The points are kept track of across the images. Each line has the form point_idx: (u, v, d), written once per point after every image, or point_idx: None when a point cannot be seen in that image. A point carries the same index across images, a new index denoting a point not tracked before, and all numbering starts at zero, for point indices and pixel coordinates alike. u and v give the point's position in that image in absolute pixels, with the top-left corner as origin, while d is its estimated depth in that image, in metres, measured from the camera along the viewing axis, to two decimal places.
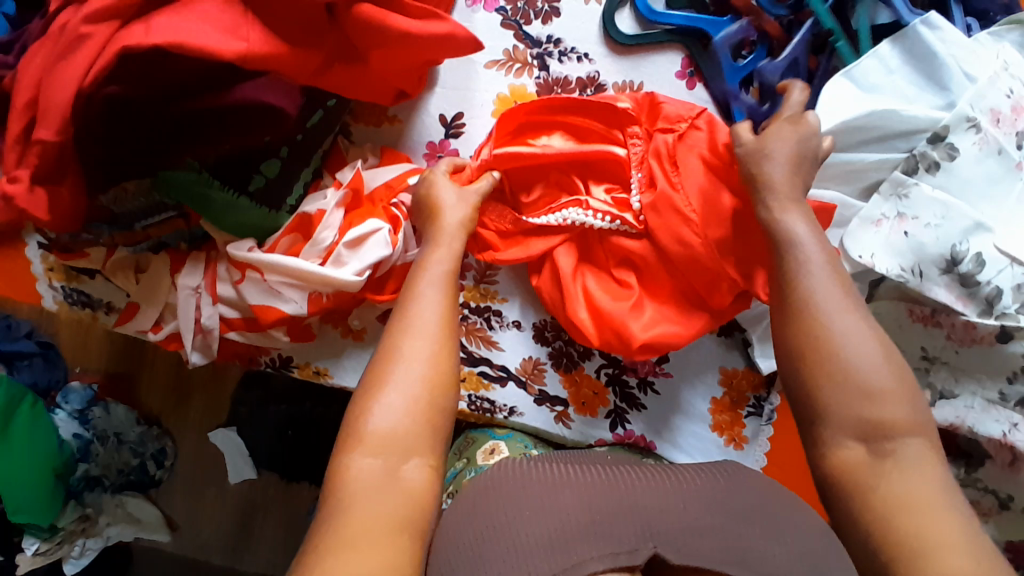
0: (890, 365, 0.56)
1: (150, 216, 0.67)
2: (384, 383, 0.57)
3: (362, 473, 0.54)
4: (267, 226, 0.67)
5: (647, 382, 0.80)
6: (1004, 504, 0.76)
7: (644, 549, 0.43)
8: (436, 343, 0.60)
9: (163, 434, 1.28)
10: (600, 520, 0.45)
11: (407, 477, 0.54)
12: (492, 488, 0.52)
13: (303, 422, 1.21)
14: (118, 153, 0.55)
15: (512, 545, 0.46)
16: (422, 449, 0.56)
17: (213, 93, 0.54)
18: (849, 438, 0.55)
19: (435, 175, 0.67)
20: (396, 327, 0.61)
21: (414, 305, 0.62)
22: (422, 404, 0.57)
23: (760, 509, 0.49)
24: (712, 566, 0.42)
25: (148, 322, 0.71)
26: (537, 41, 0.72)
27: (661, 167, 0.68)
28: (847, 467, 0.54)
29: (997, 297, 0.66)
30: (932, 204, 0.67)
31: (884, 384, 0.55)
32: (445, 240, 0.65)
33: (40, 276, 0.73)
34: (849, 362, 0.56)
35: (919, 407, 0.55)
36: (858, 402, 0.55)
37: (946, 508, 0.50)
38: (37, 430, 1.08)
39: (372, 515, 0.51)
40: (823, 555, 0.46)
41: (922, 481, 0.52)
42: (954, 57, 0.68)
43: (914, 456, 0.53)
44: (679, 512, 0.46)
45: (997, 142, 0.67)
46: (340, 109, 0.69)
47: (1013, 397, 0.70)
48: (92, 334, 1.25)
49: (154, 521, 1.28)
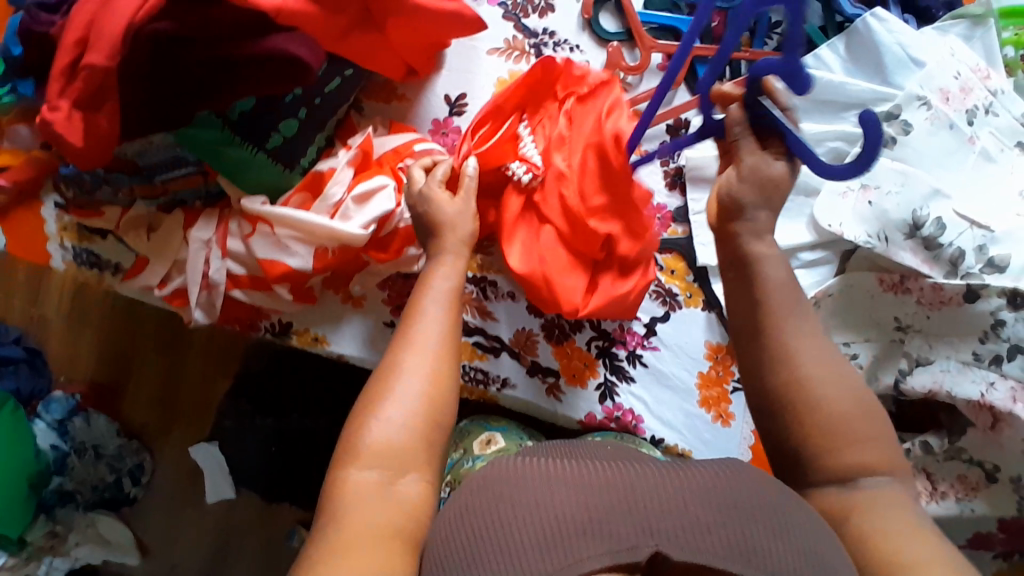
0: (855, 397, 0.58)
1: (169, 170, 0.70)
2: (382, 397, 0.55)
3: (357, 486, 0.52)
4: (282, 186, 0.72)
5: (635, 355, 0.82)
6: (991, 477, 0.77)
7: (645, 547, 0.39)
8: (437, 362, 0.58)
9: (144, 449, 1.18)
10: (597, 515, 0.40)
11: (403, 490, 0.52)
12: (480, 486, 0.46)
13: (291, 437, 1.09)
14: (162, 92, 0.60)
15: (499, 545, 0.41)
16: (419, 462, 0.54)
17: (246, 42, 0.59)
18: (824, 479, 0.56)
19: (433, 192, 0.67)
20: (404, 336, 0.59)
21: (416, 322, 0.60)
22: (419, 421, 0.55)
23: (770, 503, 0.44)
24: (716, 564, 0.39)
25: (154, 278, 0.74)
26: (533, 33, 0.80)
27: (568, 132, 0.74)
28: (827, 505, 0.56)
29: (960, 258, 0.72)
30: (892, 174, 0.74)
31: (847, 418, 0.57)
32: (448, 259, 0.65)
33: (52, 236, 0.75)
34: (819, 398, 0.57)
35: (887, 444, 0.58)
36: (841, 441, 0.56)
37: (918, 535, 0.53)
38: (19, 434, 1.01)
39: (365, 528, 0.49)
40: (834, 559, 0.43)
41: (894, 512, 0.54)
42: (900, 43, 0.78)
43: (884, 491, 0.55)
44: (682, 506, 0.42)
45: (948, 117, 0.75)
46: (355, 80, 0.74)
47: (986, 355, 0.73)
48: (80, 345, 1.18)
49: (125, 542, 1.16)
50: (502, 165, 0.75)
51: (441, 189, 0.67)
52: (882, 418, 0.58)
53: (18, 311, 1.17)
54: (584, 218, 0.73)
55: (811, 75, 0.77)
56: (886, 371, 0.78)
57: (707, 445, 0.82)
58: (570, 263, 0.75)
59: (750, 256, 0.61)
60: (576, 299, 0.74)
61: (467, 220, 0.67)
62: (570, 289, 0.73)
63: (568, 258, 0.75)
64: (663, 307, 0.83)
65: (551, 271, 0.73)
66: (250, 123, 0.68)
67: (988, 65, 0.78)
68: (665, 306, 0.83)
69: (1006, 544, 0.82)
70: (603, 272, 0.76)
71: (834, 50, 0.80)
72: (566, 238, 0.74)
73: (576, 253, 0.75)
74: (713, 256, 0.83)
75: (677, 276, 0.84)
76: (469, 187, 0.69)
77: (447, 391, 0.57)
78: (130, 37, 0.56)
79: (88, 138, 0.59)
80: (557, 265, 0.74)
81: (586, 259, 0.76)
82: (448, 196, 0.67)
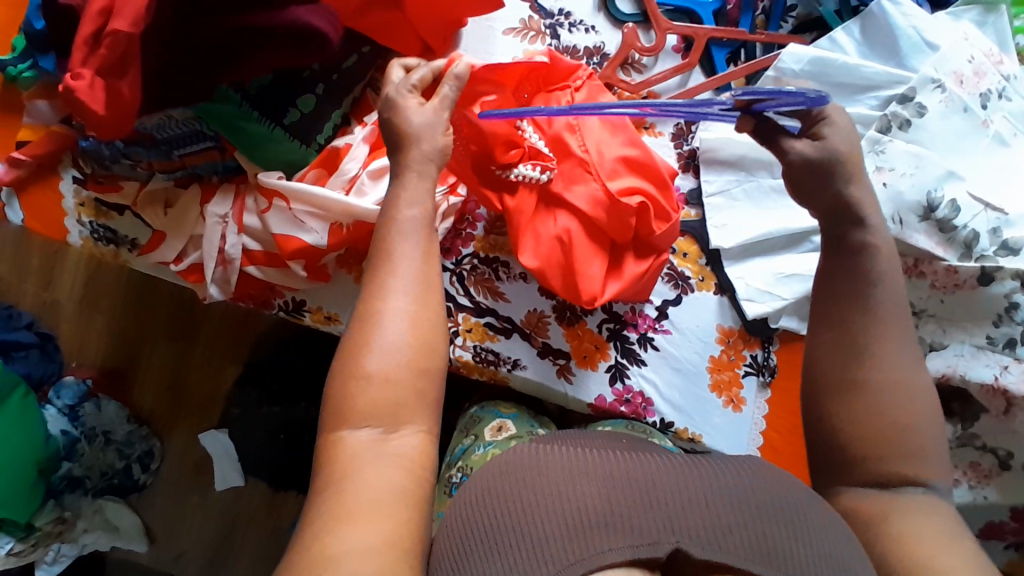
0: (917, 405, 0.55)
1: (186, 145, 0.70)
2: (367, 345, 0.50)
3: (350, 448, 0.47)
4: (299, 161, 0.72)
5: (646, 338, 0.82)
6: (1004, 464, 0.76)
7: (667, 543, 0.39)
8: (416, 303, 0.52)
9: (152, 435, 1.16)
10: (621, 509, 0.40)
11: (399, 445, 0.48)
12: (497, 475, 0.45)
13: (297, 426, 1.07)
14: (185, 61, 0.62)
15: (518, 531, 0.40)
16: (414, 413, 0.49)
17: (268, 10, 0.60)
18: (869, 480, 0.54)
19: (401, 102, 0.59)
20: (381, 279, 0.52)
21: (394, 265, 0.53)
22: (408, 372, 0.50)
23: (796, 504, 0.43)
24: (736, 564, 0.38)
25: (171, 254, 0.75)
26: (549, 13, 0.82)
27: (573, 124, 0.75)
28: (860, 506, 0.53)
29: (975, 240, 0.72)
30: (906, 156, 0.75)
31: (891, 417, 0.54)
32: (412, 182, 0.57)
33: (70, 211, 0.76)
34: (872, 406, 0.55)
35: (934, 445, 0.54)
36: (889, 450, 0.53)
37: (951, 540, 0.50)
38: (27, 424, 0.98)
39: (364, 491, 0.45)
40: (852, 557, 0.43)
41: (935, 520, 0.51)
42: (915, 27, 0.79)
43: (928, 502, 0.52)
44: (703, 504, 0.41)
45: (961, 101, 0.75)
46: (372, 58, 0.75)
47: (1000, 340, 0.73)
48: (92, 328, 1.17)
49: (133, 529, 1.14)
50: (504, 163, 0.72)
51: (414, 99, 0.59)
52: (937, 429, 0.55)
53: (31, 296, 1.16)
54: (604, 203, 0.73)
55: (825, 58, 0.80)
56: None
57: (719, 429, 0.81)
58: (592, 246, 0.74)
59: (864, 246, 0.59)
60: (597, 285, 0.73)
61: (437, 133, 0.59)
62: (593, 278, 0.73)
63: (589, 245, 0.73)
64: (675, 290, 0.83)
65: (572, 262, 0.73)
66: (269, 100, 0.69)
67: (1001, 51, 0.79)
68: (677, 289, 0.83)
69: (1018, 534, 0.80)
70: (623, 256, 0.76)
71: (846, 33, 0.82)
72: (583, 226, 0.74)
73: (595, 236, 0.74)
74: (727, 238, 0.83)
75: (689, 259, 0.84)
76: (445, 95, 0.60)
77: (435, 334, 0.52)
78: (155, 4, 0.58)
79: (110, 106, 0.60)
80: (574, 258, 0.73)
81: (606, 243, 0.75)
82: (417, 104, 0.59)
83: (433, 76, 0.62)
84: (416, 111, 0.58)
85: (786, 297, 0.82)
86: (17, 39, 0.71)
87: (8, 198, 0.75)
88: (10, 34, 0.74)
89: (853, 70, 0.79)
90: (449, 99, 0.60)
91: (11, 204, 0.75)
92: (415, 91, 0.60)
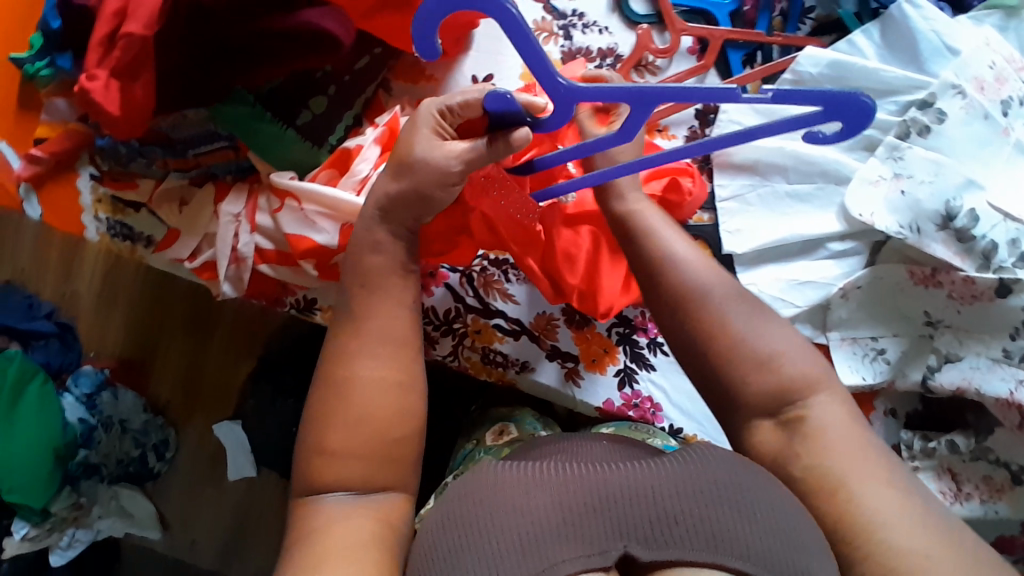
0: (803, 351, 0.57)
1: (203, 144, 0.72)
2: (329, 421, 0.55)
3: (326, 507, 0.53)
4: (309, 163, 0.72)
5: (657, 342, 0.81)
6: (1017, 478, 0.74)
7: (615, 550, 0.39)
8: (387, 367, 0.57)
9: (168, 425, 1.17)
10: (572, 516, 0.40)
11: (373, 502, 0.53)
12: (462, 495, 0.45)
13: None
14: (194, 58, 0.64)
15: (476, 548, 0.41)
16: (385, 476, 0.55)
17: (281, 17, 0.62)
18: (759, 414, 0.56)
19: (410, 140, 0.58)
20: (344, 352, 0.57)
21: (354, 331, 0.58)
22: (366, 440, 0.54)
23: (745, 488, 0.43)
24: (682, 556, 0.39)
25: (185, 251, 0.76)
26: (562, 14, 0.81)
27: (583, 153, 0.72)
28: (768, 448, 0.56)
29: (993, 251, 0.71)
30: (925, 164, 0.74)
31: (788, 360, 0.56)
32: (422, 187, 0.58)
33: (87, 208, 0.77)
34: (786, 372, 0.56)
35: (821, 374, 0.57)
36: (776, 394, 0.56)
37: (866, 471, 0.52)
38: (47, 411, 1.03)
39: (338, 538, 0.50)
40: (802, 532, 0.43)
41: (843, 447, 0.53)
42: (936, 30, 0.78)
43: (832, 421, 0.55)
44: (652, 503, 0.41)
45: (982, 107, 0.75)
46: (385, 59, 0.75)
47: (1017, 353, 0.72)
48: (109, 322, 1.17)
49: (148, 517, 1.15)
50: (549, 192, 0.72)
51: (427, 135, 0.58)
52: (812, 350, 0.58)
53: (52, 288, 1.15)
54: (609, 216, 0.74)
55: (844, 62, 0.78)
56: (914, 368, 0.76)
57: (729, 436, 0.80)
58: (606, 250, 0.74)
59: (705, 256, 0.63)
60: (614, 296, 0.73)
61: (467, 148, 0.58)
62: (614, 282, 0.73)
63: (608, 256, 0.74)
64: None
65: (591, 274, 0.73)
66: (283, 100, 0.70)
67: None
68: None
69: None
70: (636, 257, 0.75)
71: (865, 36, 0.80)
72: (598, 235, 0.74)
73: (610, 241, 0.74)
74: (742, 243, 0.78)
75: None
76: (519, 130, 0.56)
77: (406, 396, 0.56)
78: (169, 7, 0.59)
79: (125, 108, 0.62)
80: (592, 267, 0.73)
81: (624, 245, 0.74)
82: (436, 140, 0.58)
83: (460, 111, 0.57)
84: (441, 150, 0.57)
85: (799, 304, 0.77)
86: (34, 37, 0.72)
87: (26, 193, 0.76)
88: (27, 32, 0.75)
89: (873, 74, 0.78)
90: (480, 150, 0.56)
91: (29, 200, 0.76)
92: (444, 117, 0.58)
